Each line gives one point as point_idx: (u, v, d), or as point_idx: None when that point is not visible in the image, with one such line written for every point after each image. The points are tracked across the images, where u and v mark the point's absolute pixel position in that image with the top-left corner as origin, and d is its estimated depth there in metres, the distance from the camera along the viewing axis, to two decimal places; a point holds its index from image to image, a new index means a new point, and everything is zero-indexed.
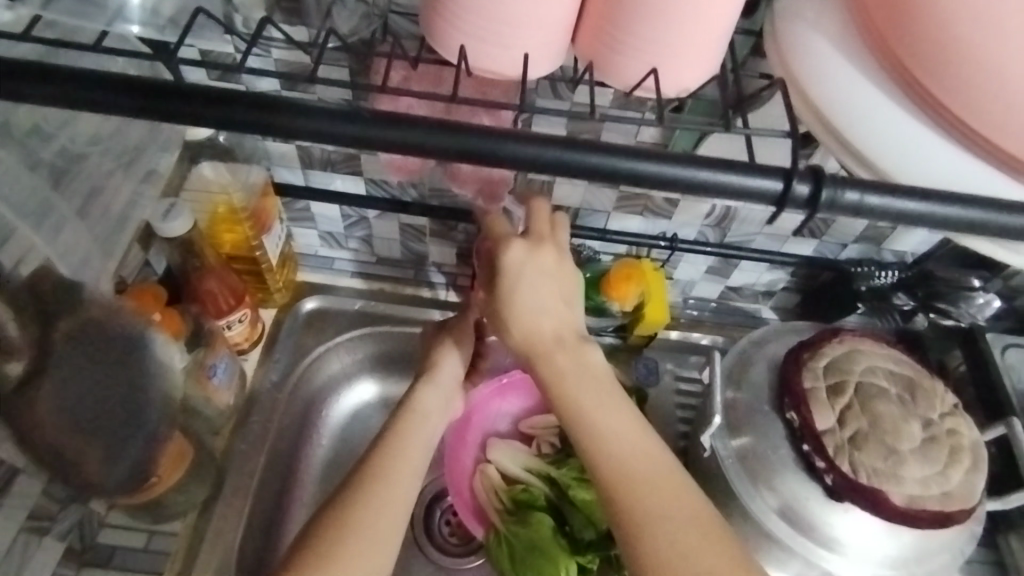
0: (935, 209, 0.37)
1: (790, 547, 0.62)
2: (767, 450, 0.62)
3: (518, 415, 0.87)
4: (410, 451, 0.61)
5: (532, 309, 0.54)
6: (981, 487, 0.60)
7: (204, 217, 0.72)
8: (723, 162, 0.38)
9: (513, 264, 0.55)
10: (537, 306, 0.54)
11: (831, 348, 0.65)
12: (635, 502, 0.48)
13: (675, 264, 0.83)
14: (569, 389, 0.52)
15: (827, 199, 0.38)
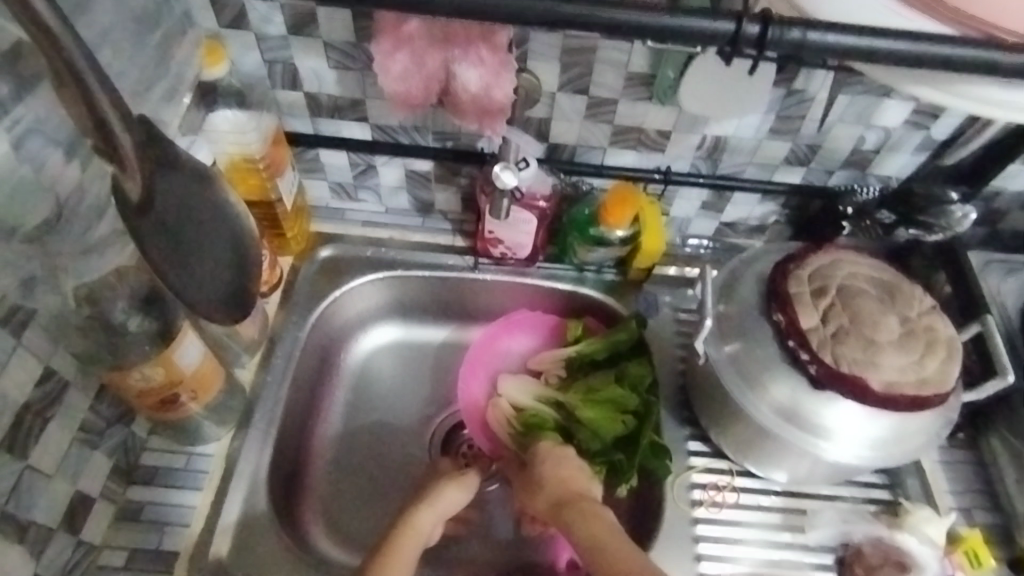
0: (861, 40, 0.44)
1: (780, 436, 0.67)
2: (758, 351, 0.67)
3: (527, 353, 0.92)
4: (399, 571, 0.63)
5: (561, 476, 0.71)
6: (955, 375, 0.64)
7: (226, 160, 0.76)
8: (688, 13, 0.47)
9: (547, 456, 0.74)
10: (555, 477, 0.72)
11: (815, 258, 0.69)
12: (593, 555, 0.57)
13: (671, 200, 0.87)
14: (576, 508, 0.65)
15: (772, 38, 0.46)
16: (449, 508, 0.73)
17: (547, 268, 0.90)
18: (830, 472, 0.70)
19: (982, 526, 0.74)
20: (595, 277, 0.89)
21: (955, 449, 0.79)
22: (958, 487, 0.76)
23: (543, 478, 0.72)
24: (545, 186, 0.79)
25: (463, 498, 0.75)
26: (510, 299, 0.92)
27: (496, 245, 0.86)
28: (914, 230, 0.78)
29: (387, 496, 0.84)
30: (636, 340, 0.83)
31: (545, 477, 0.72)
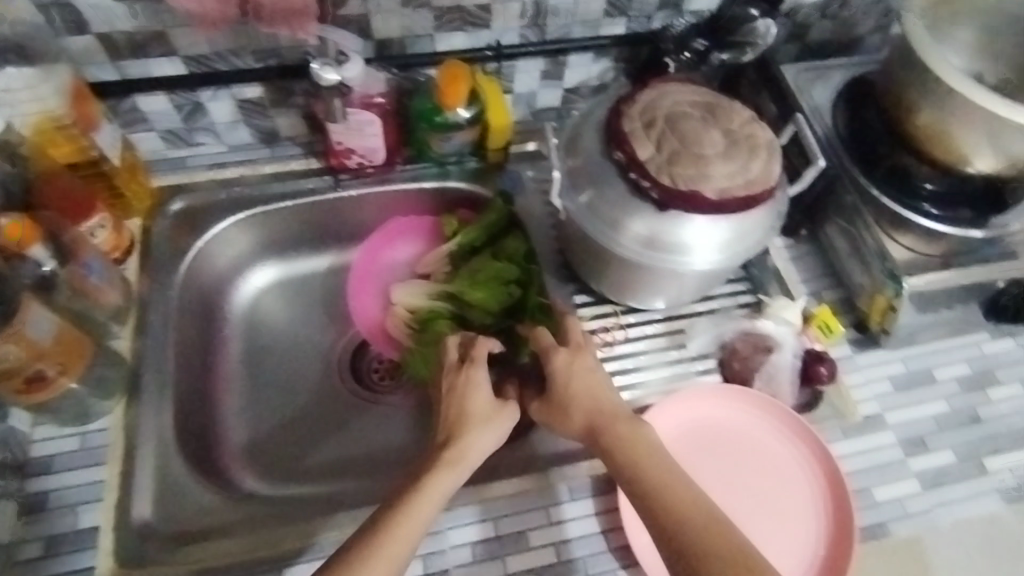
0: None
1: (644, 262, 0.73)
2: (608, 193, 0.72)
3: (413, 260, 0.93)
4: (424, 510, 0.59)
5: (595, 394, 0.67)
6: (777, 171, 0.72)
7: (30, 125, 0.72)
8: None
9: (561, 366, 0.69)
10: (587, 392, 0.67)
11: (642, 95, 0.73)
12: (670, 513, 0.57)
13: (511, 77, 0.89)
14: (641, 447, 0.62)
15: None
16: (484, 449, 0.66)
17: (411, 169, 0.90)
18: (693, 285, 0.78)
19: (831, 302, 0.85)
20: (457, 168, 0.91)
21: (798, 246, 0.89)
22: (807, 276, 0.87)
23: (570, 392, 0.68)
24: (378, 84, 0.77)
25: (492, 441, 0.66)
26: (381, 211, 0.93)
27: (349, 156, 0.85)
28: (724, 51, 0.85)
29: (304, 424, 0.85)
30: (507, 216, 0.86)
31: (568, 405, 0.68)
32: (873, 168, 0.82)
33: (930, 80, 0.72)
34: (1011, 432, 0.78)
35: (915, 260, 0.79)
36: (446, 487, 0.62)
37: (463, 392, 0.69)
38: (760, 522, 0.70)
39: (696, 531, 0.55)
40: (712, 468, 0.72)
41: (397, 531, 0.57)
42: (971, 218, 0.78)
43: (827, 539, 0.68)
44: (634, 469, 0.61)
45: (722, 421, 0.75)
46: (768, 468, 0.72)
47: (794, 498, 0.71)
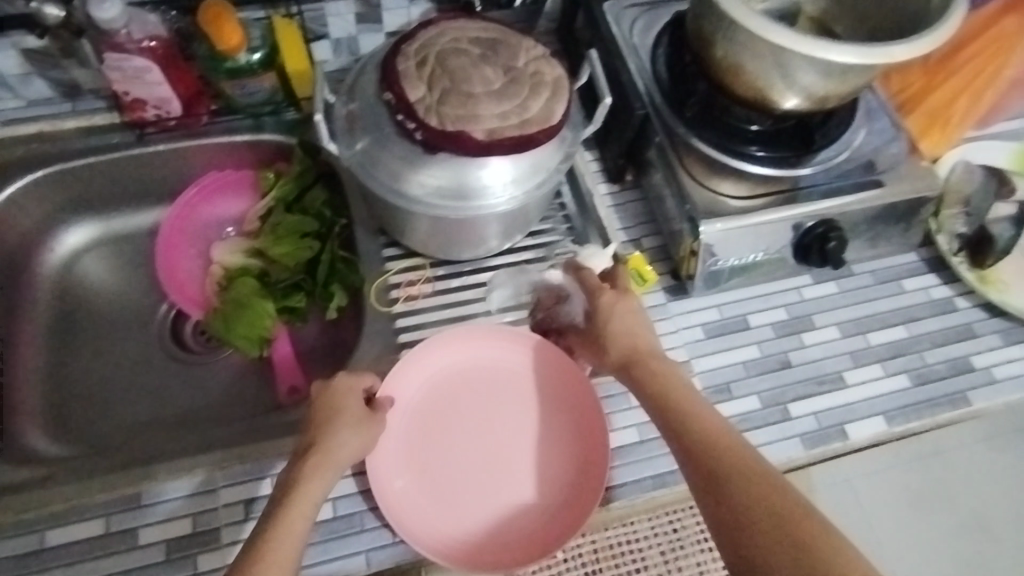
0: None
1: (427, 210, 0.71)
2: (380, 137, 0.69)
3: (238, 220, 0.89)
4: (298, 525, 0.56)
5: (631, 329, 0.68)
6: (562, 110, 0.69)
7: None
8: None
9: (610, 301, 0.70)
10: (634, 329, 0.68)
11: (424, 33, 0.71)
12: (717, 452, 0.57)
13: (321, 20, 0.84)
14: (669, 381, 0.63)
15: None
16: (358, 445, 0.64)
17: (223, 122, 0.85)
18: (485, 235, 0.76)
19: (648, 250, 0.82)
20: (273, 121, 0.85)
21: (623, 193, 0.86)
22: (627, 224, 0.84)
23: (608, 318, 0.69)
24: (150, 28, 0.74)
25: (363, 440, 0.64)
26: (197, 165, 0.87)
27: (145, 108, 0.82)
28: None
29: (111, 387, 0.82)
30: (314, 169, 0.83)
31: (606, 337, 0.69)
32: (683, 108, 0.79)
33: (718, 12, 0.69)
34: (819, 375, 0.76)
35: (723, 205, 0.75)
36: (320, 490, 0.59)
37: (332, 398, 0.65)
38: (519, 456, 0.71)
39: (728, 453, 0.56)
40: (473, 409, 0.73)
41: (280, 539, 0.55)
42: (790, 157, 0.77)
43: (584, 464, 0.71)
44: (663, 399, 0.62)
45: (483, 364, 0.74)
46: (539, 407, 0.73)
47: (554, 430, 0.72)
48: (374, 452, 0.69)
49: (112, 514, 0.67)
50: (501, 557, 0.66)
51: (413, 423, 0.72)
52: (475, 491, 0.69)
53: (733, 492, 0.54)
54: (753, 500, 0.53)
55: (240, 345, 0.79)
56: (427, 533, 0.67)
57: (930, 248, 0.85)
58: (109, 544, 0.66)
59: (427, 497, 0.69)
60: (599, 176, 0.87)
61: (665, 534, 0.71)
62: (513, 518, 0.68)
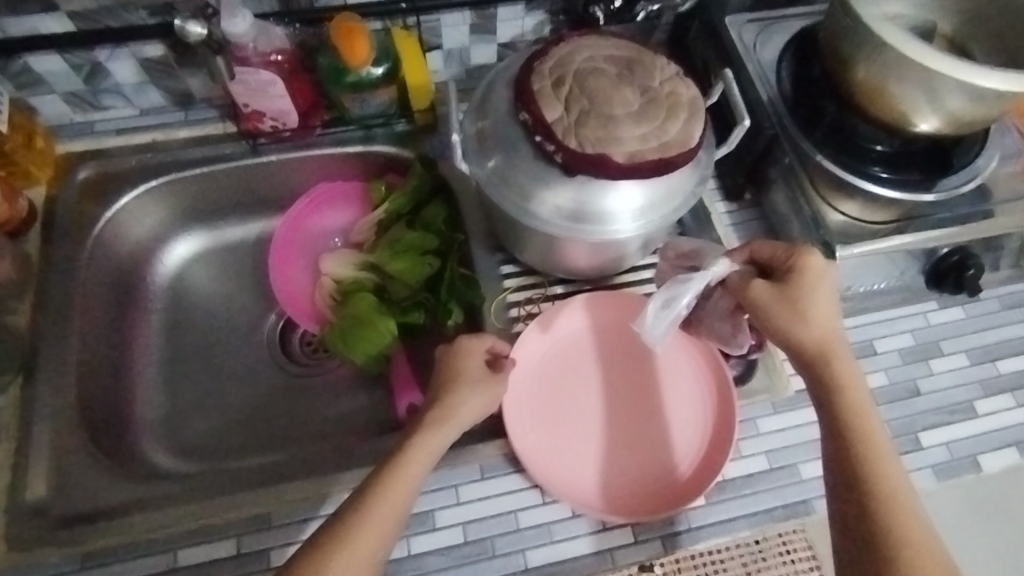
0: None
1: (555, 230, 0.70)
2: (514, 157, 0.68)
3: (346, 230, 0.88)
4: (410, 479, 0.57)
5: (827, 317, 0.61)
6: (699, 132, 0.67)
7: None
8: None
9: (815, 274, 0.62)
10: (832, 320, 0.61)
11: (556, 51, 0.69)
12: (892, 506, 0.54)
13: (437, 31, 0.83)
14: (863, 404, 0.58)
15: None
16: (469, 412, 0.63)
17: (334, 133, 0.84)
18: (609, 255, 0.74)
19: None
20: (384, 132, 0.85)
21: (741, 211, 0.85)
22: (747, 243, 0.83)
23: (796, 299, 0.61)
24: (275, 41, 0.74)
25: (483, 406, 0.64)
26: (307, 175, 0.87)
27: (261, 119, 0.81)
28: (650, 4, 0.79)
29: (222, 399, 0.83)
30: (428, 183, 0.81)
31: (788, 319, 0.61)
32: (813, 127, 0.77)
33: (863, 32, 0.67)
34: (949, 405, 0.75)
35: (859, 228, 0.75)
36: (435, 448, 0.60)
37: (452, 357, 0.66)
38: (644, 414, 0.73)
39: (904, 510, 0.54)
40: (597, 369, 0.75)
41: (379, 506, 0.55)
42: (921, 179, 0.74)
43: (711, 422, 0.72)
44: (850, 419, 0.57)
45: (607, 328, 0.77)
46: (664, 369, 0.75)
47: (674, 389, 0.74)
48: (504, 408, 0.71)
49: (243, 534, 0.67)
50: (632, 507, 0.69)
51: (536, 382, 0.74)
52: (601, 449, 0.71)
53: (896, 545, 0.52)
54: (918, 562, 0.51)
55: (359, 361, 0.79)
56: (557, 483, 0.69)
57: None
58: (241, 565, 0.66)
59: (555, 451, 0.71)
60: (717, 194, 0.86)
61: (747, 546, 0.69)
62: (637, 475, 0.70)
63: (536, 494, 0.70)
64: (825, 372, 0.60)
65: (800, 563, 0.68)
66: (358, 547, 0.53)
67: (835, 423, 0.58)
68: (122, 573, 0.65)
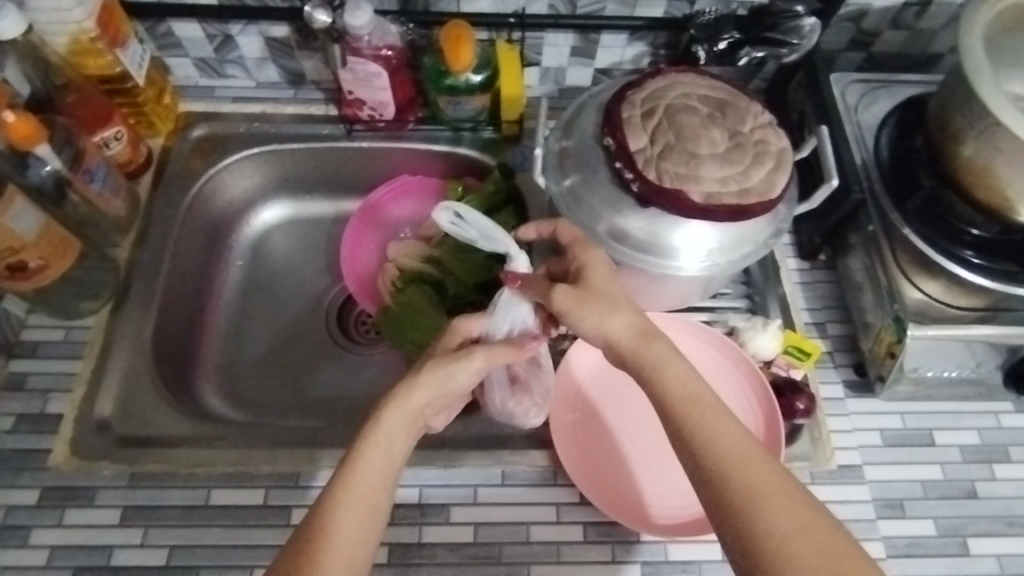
0: None
1: (614, 258, 0.69)
2: (588, 178, 0.69)
3: (418, 222, 0.91)
4: (384, 453, 0.57)
5: (610, 297, 0.63)
6: (783, 184, 0.66)
7: (63, 42, 0.77)
8: None
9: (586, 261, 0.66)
10: (596, 321, 0.62)
11: (651, 83, 0.70)
12: (738, 493, 0.51)
13: (538, 48, 0.86)
14: (675, 397, 0.57)
15: None
16: (435, 396, 0.61)
17: (426, 130, 0.89)
18: (670, 291, 0.74)
19: (830, 337, 0.78)
20: (471, 137, 0.89)
21: (812, 271, 0.83)
22: (813, 304, 0.80)
23: (603, 290, 0.64)
24: (388, 37, 0.78)
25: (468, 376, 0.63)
26: (394, 165, 0.92)
27: (361, 107, 0.86)
28: (755, 50, 0.79)
29: (279, 360, 0.88)
30: (503, 190, 0.84)
31: (598, 309, 0.62)
32: (905, 199, 0.73)
33: (975, 106, 0.64)
34: (1007, 515, 0.69)
35: (937, 309, 0.70)
36: (404, 423, 0.59)
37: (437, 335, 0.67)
38: None
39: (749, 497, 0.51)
40: None
41: (355, 491, 0.55)
42: (1013, 271, 0.70)
43: None
44: (671, 392, 0.57)
45: None
46: None
47: None
48: (557, 387, 0.75)
49: (272, 487, 0.70)
50: (635, 516, 0.69)
51: (594, 375, 0.77)
52: (597, 459, 0.72)
53: (746, 494, 0.51)
54: (767, 502, 0.50)
55: (405, 349, 0.81)
56: (577, 466, 0.71)
57: None
58: (265, 516, 0.69)
59: (586, 438, 0.73)
60: (790, 249, 0.84)
61: None
62: (647, 488, 0.71)
63: (551, 512, 0.70)
64: (643, 350, 0.60)
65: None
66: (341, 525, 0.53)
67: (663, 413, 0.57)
68: (161, 497, 0.69)
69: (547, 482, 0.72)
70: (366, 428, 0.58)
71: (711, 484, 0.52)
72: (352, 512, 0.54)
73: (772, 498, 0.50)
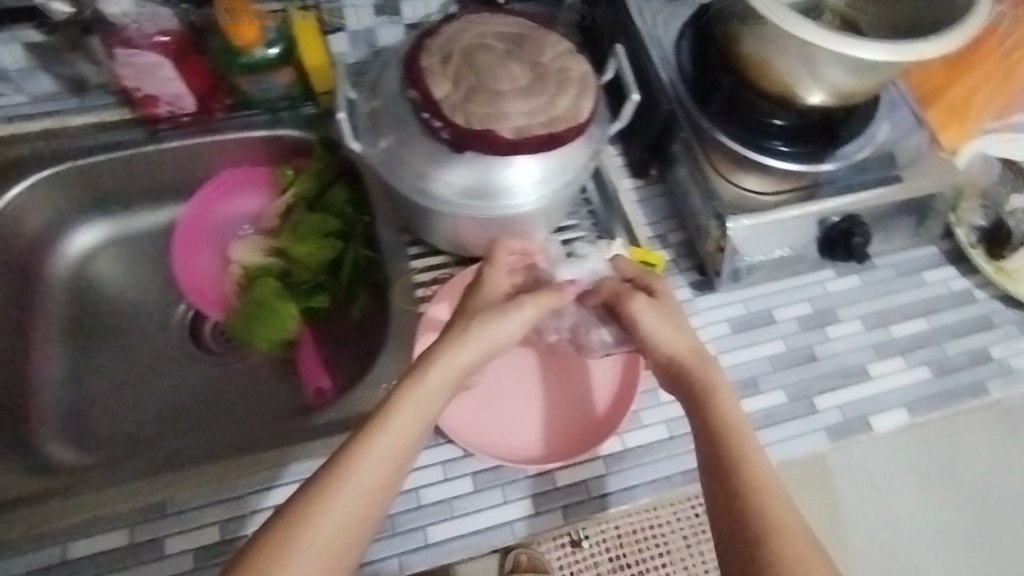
0: None
1: (449, 212, 0.70)
2: (403, 136, 0.68)
3: (254, 216, 0.87)
4: (410, 418, 0.56)
5: (676, 326, 0.65)
6: (589, 107, 0.68)
7: None
8: None
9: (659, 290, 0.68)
10: (665, 339, 0.64)
11: (447, 28, 0.69)
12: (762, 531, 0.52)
13: (339, 12, 0.83)
14: (728, 421, 0.58)
15: None
16: (473, 357, 0.61)
17: (239, 117, 0.83)
18: (512, 233, 0.75)
19: (673, 246, 0.83)
20: (290, 116, 0.83)
21: (647, 187, 0.86)
22: (653, 219, 0.84)
23: (666, 316, 0.66)
24: (160, 23, 0.74)
25: (502, 332, 0.63)
26: (214, 160, 0.85)
27: (157, 105, 0.80)
28: None
29: (129, 393, 0.80)
30: (332, 164, 0.82)
31: (660, 334, 0.65)
32: (709, 102, 0.78)
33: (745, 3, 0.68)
34: (843, 368, 0.77)
35: (753, 200, 0.76)
36: (433, 397, 0.58)
37: (477, 285, 0.68)
38: (551, 385, 0.75)
39: (772, 527, 0.52)
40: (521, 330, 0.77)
41: (372, 462, 0.53)
42: (815, 151, 0.76)
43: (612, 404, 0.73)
44: (721, 420, 0.59)
45: None
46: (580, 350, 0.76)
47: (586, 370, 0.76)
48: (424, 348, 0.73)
49: (136, 524, 0.65)
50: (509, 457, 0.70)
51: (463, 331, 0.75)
52: (502, 402, 0.74)
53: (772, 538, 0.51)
54: (787, 546, 0.51)
55: (261, 347, 0.79)
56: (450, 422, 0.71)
57: (950, 240, 0.86)
58: (133, 555, 0.64)
59: (460, 395, 0.73)
60: (623, 171, 0.87)
61: None
62: (519, 432, 0.72)
63: (439, 472, 0.70)
64: (699, 371, 0.62)
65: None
66: (345, 500, 0.51)
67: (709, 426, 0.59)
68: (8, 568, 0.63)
69: (430, 444, 0.71)
70: (406, 384, 0.58)
71: (737, 514, 0.53)
72: (359, 488, 0.52)
73: (793, 546, 0.51)
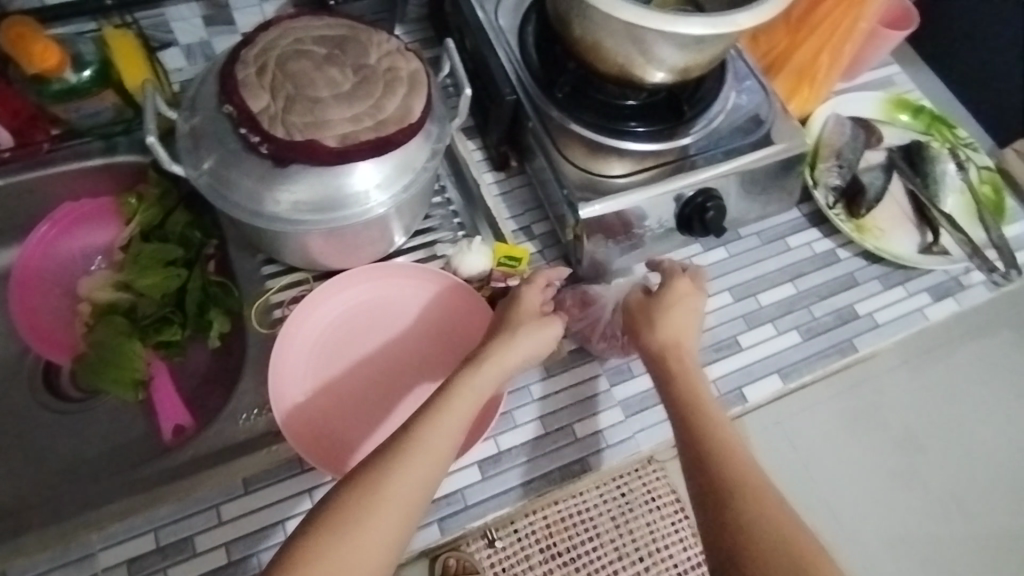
0: None
1: (294, 230, 0.67)
2: (226, 156, 0.64)
3: (104, 250, 0.82)
4: (440, 433, 0.57)
5: (682, 324, 0.67)
6: (421, 106, 0.65)
7: None
8: None
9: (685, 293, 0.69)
10: (669, 332, 0.67)
11: (264, 36, 0.65)
12: (729, 497, 0.55)
13: (165, 26, 0.79)
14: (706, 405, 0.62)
15: None
16: (495, 375, 0.62)
17: (69, 146, 0.77)
18: (367, 241, 0.72)
19: (539, 237, 0.82)
20: (125, 140, 0.78)
21: (509, 179, 0.85)
22: (517, 211, 0.83)
23: (673, 315, 0.68)
24: None
25: (537, 343, 0.65)
26: (46, 193, 0.78)
27: None
28: None
29: None
30: (172, 188, 0.77)
31: (668, 329, 0.67)
32: (555, 88, 0.76)
33: None
34: (714, 342, 0.78)
35: (609, 183, 0.74)
36: (464, 411, 0.59)
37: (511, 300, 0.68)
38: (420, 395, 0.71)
39: (744, 490, 0.55)
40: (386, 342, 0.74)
41: (400, 475, 0.54)
42: (671, 128, 0.75)
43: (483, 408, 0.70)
44: (691, 393, 0.63)
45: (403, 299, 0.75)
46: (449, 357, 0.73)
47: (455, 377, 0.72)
48: (279, 373, 0.69)
49: None
50: None
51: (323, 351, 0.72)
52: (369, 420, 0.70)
53: (743, 504, 0.54)
54: (759, 512, 0.54)
55: (111, 390, 0.73)
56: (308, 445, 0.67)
57: (810, 203, 0.86)
58: None
59: (320, 416, 0.69)
60: (484, 165, 0.85)
61: None
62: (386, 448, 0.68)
63: (304, 501, 0.67)
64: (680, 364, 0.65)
65: (667, 506, 0.73)
66: (374, 520, 0.52)
67: (681, 403, 0.62)
68: None
69: (294, 473, 0.68)
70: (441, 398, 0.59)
71: (715, 486, 0.56)
72: (388, 508, 0.52)
73: (759, 511, 0.54)
